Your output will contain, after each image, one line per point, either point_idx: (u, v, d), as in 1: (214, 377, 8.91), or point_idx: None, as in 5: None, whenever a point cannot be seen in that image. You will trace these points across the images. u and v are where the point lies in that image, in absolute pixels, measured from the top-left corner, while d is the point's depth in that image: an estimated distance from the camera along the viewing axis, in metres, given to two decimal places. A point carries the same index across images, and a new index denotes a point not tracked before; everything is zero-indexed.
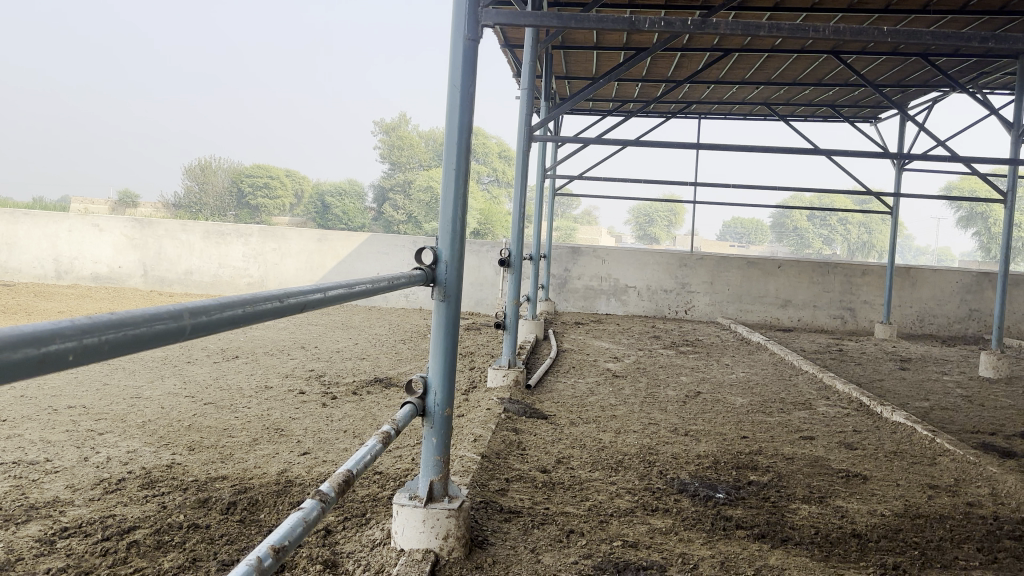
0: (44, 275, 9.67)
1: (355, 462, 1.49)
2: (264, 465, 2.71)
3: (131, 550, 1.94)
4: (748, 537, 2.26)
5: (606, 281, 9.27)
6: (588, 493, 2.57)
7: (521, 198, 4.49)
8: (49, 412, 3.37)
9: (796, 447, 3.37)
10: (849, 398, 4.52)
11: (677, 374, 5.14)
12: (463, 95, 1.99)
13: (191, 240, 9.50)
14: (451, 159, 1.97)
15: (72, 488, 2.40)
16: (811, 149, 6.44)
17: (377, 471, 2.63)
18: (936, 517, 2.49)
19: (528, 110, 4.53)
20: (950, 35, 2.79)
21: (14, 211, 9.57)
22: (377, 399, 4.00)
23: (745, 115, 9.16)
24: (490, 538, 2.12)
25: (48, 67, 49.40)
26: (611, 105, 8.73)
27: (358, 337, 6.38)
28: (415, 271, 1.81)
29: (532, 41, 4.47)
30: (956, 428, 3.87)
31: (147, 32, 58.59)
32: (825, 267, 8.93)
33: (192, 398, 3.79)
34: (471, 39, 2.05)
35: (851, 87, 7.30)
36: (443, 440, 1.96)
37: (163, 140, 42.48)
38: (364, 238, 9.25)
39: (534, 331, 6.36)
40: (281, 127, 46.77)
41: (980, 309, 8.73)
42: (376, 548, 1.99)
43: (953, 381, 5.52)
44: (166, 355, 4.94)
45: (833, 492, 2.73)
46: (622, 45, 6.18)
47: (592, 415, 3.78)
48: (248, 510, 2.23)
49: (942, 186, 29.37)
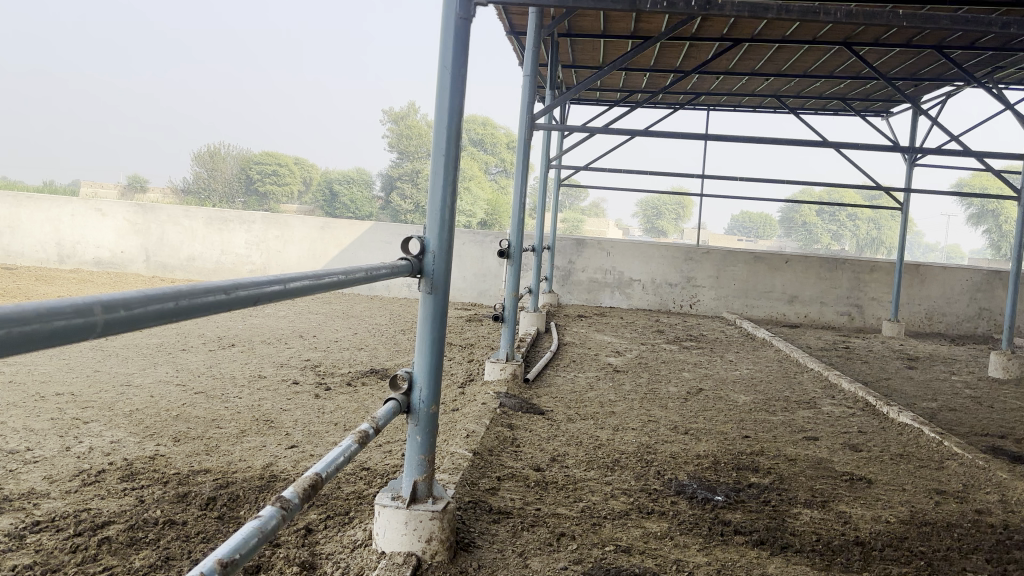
0: (46, 259, 9.63)
1: (326, 464, 1.41)
2: (249, 459, 2.64)
3: (101, 547, 1.86)
4: (747, 543, 2.17)
5: (610, 274, 9.15)
6: (582, 494, 2.48)
7: (521, 189, 4.37)
8: (35, 399, 3.30)
9: (800, 448, 3.27)
10: (855, 397, 4.41)
11: (679, 370, 5.04)
12: (453, 76, 1.89)
13: (194, 226, 9.44)
14: (440, 145, 1.88)
15: (49, 479, 2.33)
16: (822, 141, 6.26)
17: (365, 467, 2.56)
18: (943, 524, 2.39)
19: (531, 97, 4.39)
20: (970, 20, 2.59)
21: (16, 195, 9.52)
22: (371, 391, 3.93)
23: (755, 107, 9.02)
24: (477, 540, 2.03)
25: (58, 52, 49.37)
26: (619, 95, 8.59)
27: (358, 326, 6.30)
28: (400, 262, 1.73)
29: (536, 26, 4.34)
30: (964, 431, 3.76)
31: (158, 17, 58.53)
32: (832, 263, 8.80)
33: (183, 387, 3.72)
34: (463, 19, 1.94)
35: (863, 80, 7.14)
36: (427, 438, 1.87)
37: (172, 127, 42.44)
38: (368, 227, 9.17)
39: (536, 323, 6.28)
40: (287, 113, 46.55)
41: (990, 308, 8.59)
42: (356, 549, 1.91)
43: (962, 381, 5.40)
44: (162, 342, 4.87)
45: (836, 496, 2.63)
46: (630, 33, 6.02)
47: (590, 411, 3.69)
48: (227, 506, 2.15)
49: (954, 183, 29.03)
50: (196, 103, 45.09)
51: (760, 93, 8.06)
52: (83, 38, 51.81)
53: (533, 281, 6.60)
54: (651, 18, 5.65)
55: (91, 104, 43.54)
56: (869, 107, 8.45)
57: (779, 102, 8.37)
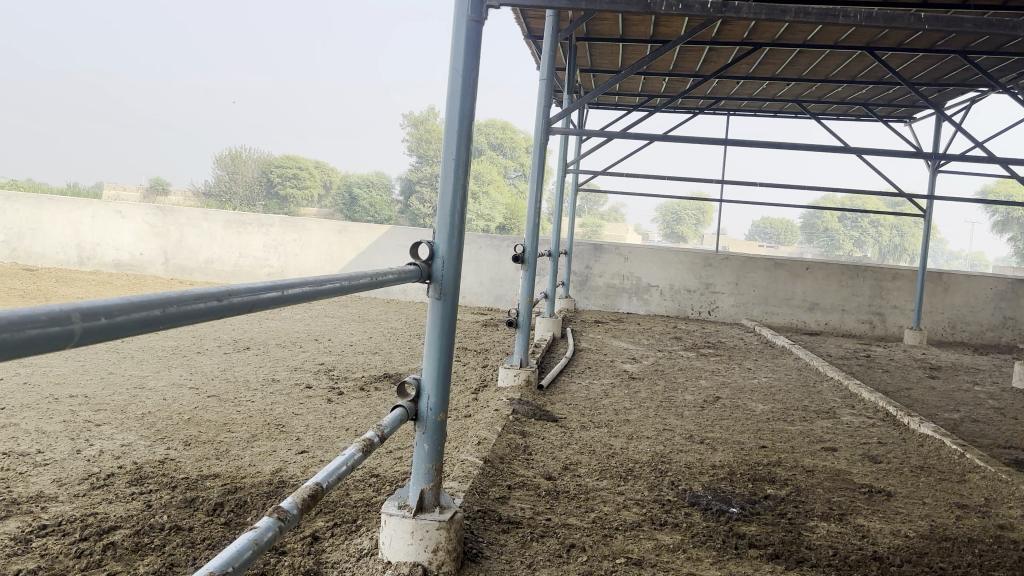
0: (67, 260, 9.75)
1: (328, 473, 1.39)
2: (259, 464, 2.62)
3: (106, 552, 1.85)
4: (761, 557, 2.11)
5: (627, 279, 9.08)
6: (594, 504, 2.44)
7: (537, 193, 4.34)
8: (50, 401, 3.33)
9: (818, 459, 3.20)
10: (875, 407, 4.31)
11: (695, 378, 4.96)
12: (465, 79, 1.86)
13: (212, 229, 9.51)
14: (451, 148, 1.84)
15: (58, 482, 2.33)
16: (842, 146, 6.15)
17: (374, 474, 2.53)
18: (964, 540, 2.31)
19: (547, 101, 4.35)
20: (998, 23, 2.50)
21: (38, 198, 9.66)
22: (383, 395, 3.91)
23: (776, 112, 8.93)
24: (485, 551, 2.00)
25: (86, 57, 50.28)
26: (637, 100, 8.53)
27: (373, 331, 6.30)
28: (409, 267, 1.70)
29: (552, 30, 4.30)
30: (987, 443, 3.65)
31: (184, 23, 59.39)
32: (854, 270, 8.66)
33: (196, 390, 3.74)
34: (475, 21, 1.91)
35: (885, 85, 7.03)
36: (435, 446, 1.84)
37: (194, 130, 42.98)
38: (384, 231, 9.20)
39: (551, 329, 6.23)
40: (308, 118, 46.97)
41: (1015, 317, 8.41)
42: (362, 558, 1.88)
43: (986, 392, 5.26)
44: (177, 345, 4.90)
45: (854, 509, 2.56)
46: (648, 38, 5.97)
47: (604, 419, 3.65)
48: (234, 512, 2.14)
49: (979, 189, 28.44)
50: (218, 107, 45.68)
51: (780, 98, 7.97)
52: (111, 42, 52.70)
53: (549, 286, 6.55)
54: (669, 22, 5.59)
55: (117, 107, 44.29)
56: (892, 113, 8.32)
57: (800, 107, 8.26)
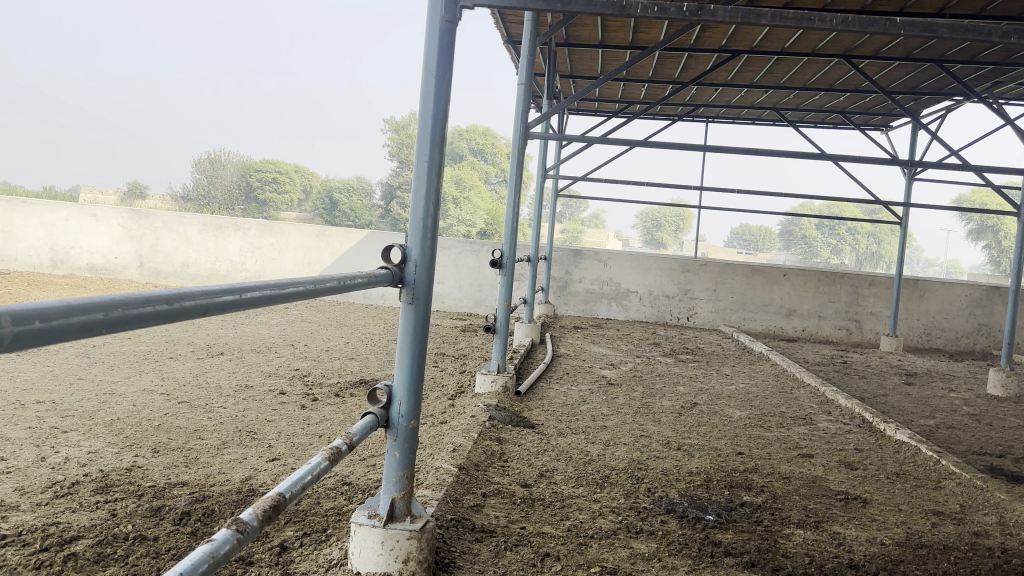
0: (39, 265, 9.55)
1: (292, 482, 1.36)
2: (229, 472, 2.57)
3: (67, 563, 1.79)
4: (737, 566, 2.10)
5: (607, 285, 9.09)
6: (569, 512, 2.41)
7: (515, 200, 4.32)
8: (16, 407, 3.24)
9: (795, 465, 3.20)
10: (852, 413, 4.33)
11: (673, 384, 4.96)
12: (437, 81, 1.83)
13: (189, 233, 9.38)
14: (424, 152, 1.81)
15: (21, 491, 2.26)
16: (820, 153, 6.18)
17: (346, 482, 2.49)
18: (940, 547, 2.32)
19: (526, 106, 4.34)
20: (972, 30, 2.60)
21: (10, 201, 9.47)
22: (359, 402, 3.86)
23: (754, 120, 9.01)
24: (457, 560, 1.96)
25: (58, 58, 49.36)
26: (617, 106, 8.57)
27: (350, 336, 6.22)
28: (379, 271, 1.66)
29: (531, 34, 4.28)
30: (962, 449, 3.69)
31: (160, 26, 58.59)
32: (830, 277, 8.75)
33: (167, 396, 3.66)
34: (449, 22, 1.89)
35: (862, 93, 7.12)
36: (406, 454, 1.80)
37: (169, 133, 42.31)
38: (364, 235, 9.14)
39: (530, 335, 6.20)
40: (287, 121, 46.59)
41: (989, 323, 8.55)
42: (331, 569, 1.84)
43: (960, 399, 5.32)
44: (150, 350, 4.81)
45: (830, 517, 2.56)
46: (628, 44, 5.99)
47: (581, 425, 3.63)
48: (201, 521, 2.08)
49: (955, 197, 28.93)
50: (197, 109, 45.22)
51: (759, 106, 8.06)
52: (86, 45, 51.89)
53: (528, 290, 6.52)
54: (649, 27, 5.63)
55: (92, 109, 43.61)
56: (869, 121, 8.43)
57: (778, 115, 8.37)
